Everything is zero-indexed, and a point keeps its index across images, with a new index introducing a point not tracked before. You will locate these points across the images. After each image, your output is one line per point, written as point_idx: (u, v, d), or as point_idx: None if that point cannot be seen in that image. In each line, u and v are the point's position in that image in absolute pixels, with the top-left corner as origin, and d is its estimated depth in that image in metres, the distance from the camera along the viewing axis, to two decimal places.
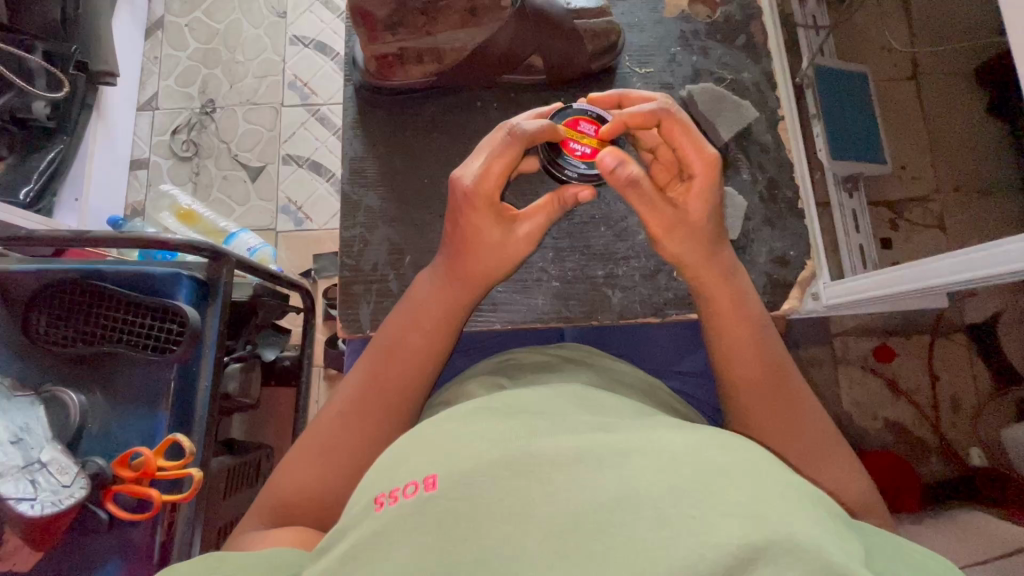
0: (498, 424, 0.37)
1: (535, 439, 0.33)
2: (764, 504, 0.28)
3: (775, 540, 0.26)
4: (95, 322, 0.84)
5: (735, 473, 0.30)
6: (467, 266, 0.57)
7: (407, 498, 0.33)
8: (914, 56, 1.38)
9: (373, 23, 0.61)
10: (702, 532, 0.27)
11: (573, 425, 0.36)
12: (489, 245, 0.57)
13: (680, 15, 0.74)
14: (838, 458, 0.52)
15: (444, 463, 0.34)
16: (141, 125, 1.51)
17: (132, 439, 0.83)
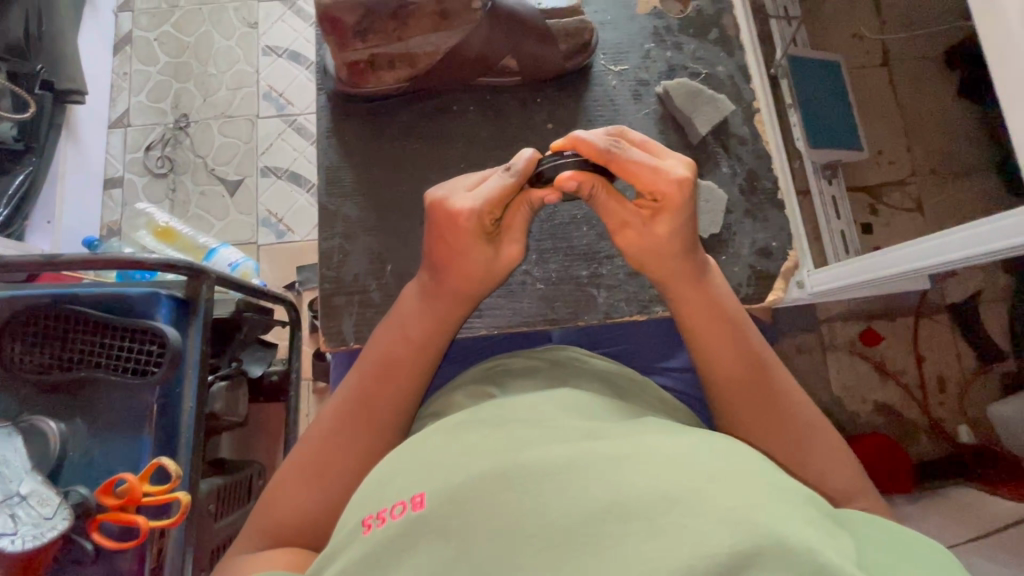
0: (486, 437, 0.36)
1: (524, 450, 0.33)
2: (756, 509, 0.27)
3: (766, 545, 0.26)
4: (72, 347, 0.81)
5: (726, 476, 0.29)
6: (459, 279, 0.56)
7: (395, 519, 0.32)
8: (885, 43, 1.40)
9: (342, 30, 0.61)
10: (695, 540, 0.27)
11: (562, 434, 0.35)
12: (471, 266, 0.55)
13: (652, 11, 0.74)
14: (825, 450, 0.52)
15: (431, 480, 0.33)
16: (113, 142, 1.47)
17: (116, 465, 0.81)
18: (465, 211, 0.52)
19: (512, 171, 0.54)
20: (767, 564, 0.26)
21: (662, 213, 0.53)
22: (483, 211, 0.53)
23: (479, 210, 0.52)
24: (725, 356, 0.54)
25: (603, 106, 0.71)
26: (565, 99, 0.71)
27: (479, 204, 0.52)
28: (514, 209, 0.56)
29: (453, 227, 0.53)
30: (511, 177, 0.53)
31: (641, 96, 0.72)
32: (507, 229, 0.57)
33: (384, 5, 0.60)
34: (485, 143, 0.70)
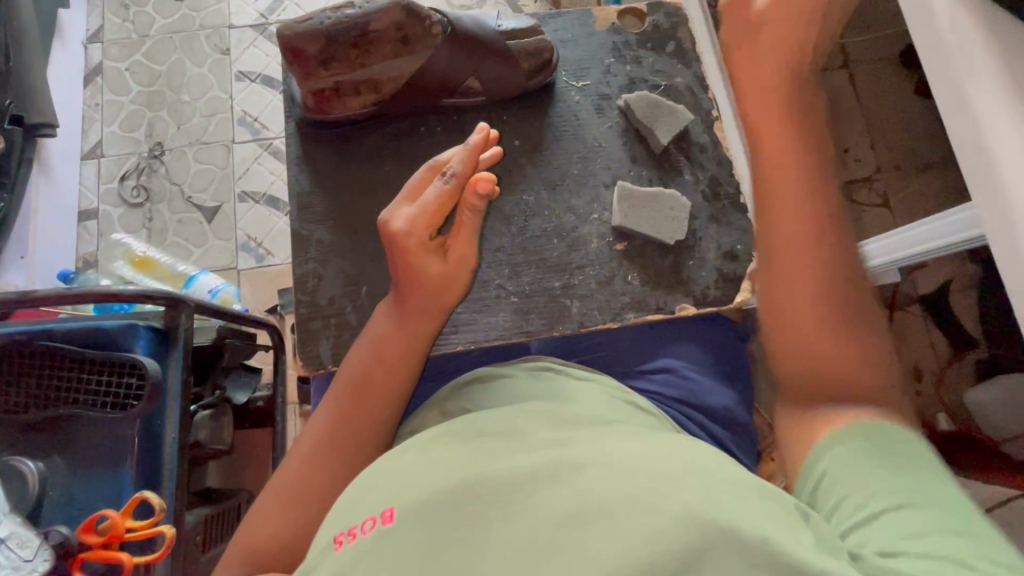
0: (455, 451, 0.38)
1: (489, 463, 0.35)
2: (708, 502, 0.30)
3: (714, 537, 0.28)
4: (47, 383, 0.80)
5: (682, 475, 0.31)
6: (425, 297, 0.56)
7: (365, 534, 0.32)
8: (844, 46, 1.45)
9: (305, 60, 0.62)
10: (653, 539, 0.28)
11: (530, 449, 0.37)
12: (430, 280, 0.55)
13: (610, 27, 0.77)
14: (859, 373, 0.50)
15: (401, 495, 0.34)
16: (86, 174, 1.46)
17: (97, 502, 0.80)
18: (401, 231, 0.55)
19: (448, 176, 0.55)
20: (716, 555, 0.28)
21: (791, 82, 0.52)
22: (415, 228, 0.55)
23: (411, 225, 0.55)
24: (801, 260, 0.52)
25: (567, 121, 0.73)
26: (530, 116, 0.73)
27: (413, 218, 0.55)
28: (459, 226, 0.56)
29: (399, 246, 0.55)
30: (441, 187, 0.55)
31: (604, 110, 0.74)
32: (453, 244, 0.56)
33: (346, 32, 0.61)
34: None
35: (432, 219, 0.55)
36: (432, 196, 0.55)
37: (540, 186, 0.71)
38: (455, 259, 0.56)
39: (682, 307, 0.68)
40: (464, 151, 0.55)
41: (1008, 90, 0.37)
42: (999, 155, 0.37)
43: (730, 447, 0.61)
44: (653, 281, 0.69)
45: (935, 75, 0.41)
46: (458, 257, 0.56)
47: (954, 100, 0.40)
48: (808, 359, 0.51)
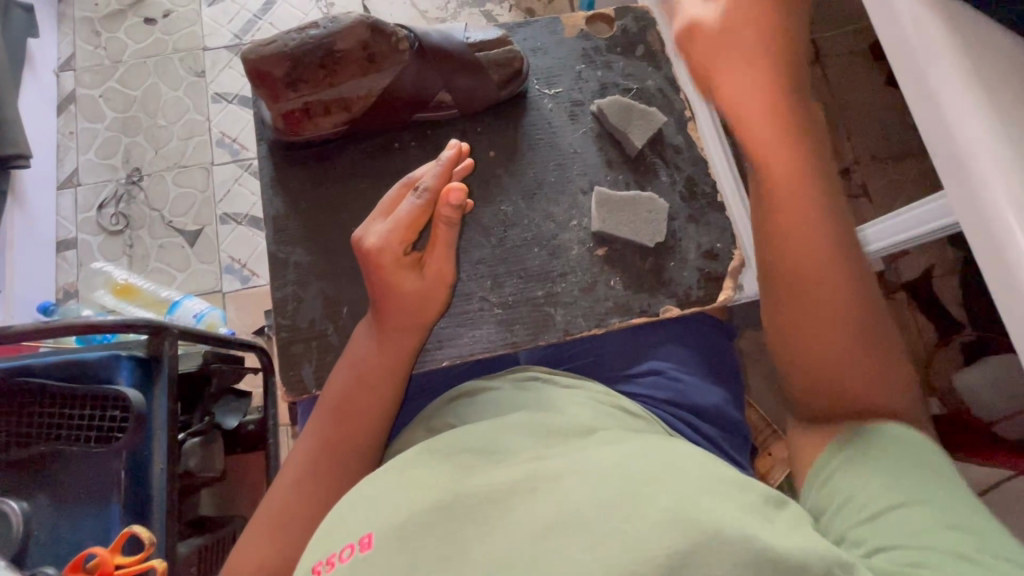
0: (435, 471, 0.39)
1: (466, 481, 0.37)
2: (692, 508, 0.32)
3: (701, 540, 0.30)
4: (28, 422, 0.78)
5: (664, 483, 0.34)
6: (403, 315, 0.56)
7: (344, 562, 0.34)
8: (816, 41, 1.47)
9: (272, 82, 0.61)
10: (635, 547, 0.30)
11: (513, 467, 0.38)
12: (408, 298, 0.55)
13: (579, 34, 0.77)
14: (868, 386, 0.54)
15: (377, 520, 0.35)
16: (63, 204, 1.44)
17: (85, 539, 0.78)
18: (375, 248, 0.54)
19: (420, 191, 0.54)
20: (705, 558, 0.30)
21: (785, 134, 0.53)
22: (388, 244, 0.54)
23: (385, 241, 0.54)
24: (812, 282, 0.55)
25: (542, 129, 0.73)
26: (504, 126, 0.73)
27: (387, 234, 0.54)
28: (433, 242, 0.55)
29: (375, 264, 0.55)
30: (416, 202, 0.54)
31: (578, 116, 0.74)
32: (429, 259, 0.56)
33: (311, 53, 0.61)
34: None
35: (406, 234, 0.55)
36: (405, 210, 0.54)
37: (517, 196, 0.71)
38: (432, 275, 0.56)
39: (667, 308, 0.68)
40: (435, 167, 0.55)
41: (962, 63, 0.41)
42: (962, 128, 0.41)
43: (722, 445, 0.61)
44: (635, 284, 0.69)
45: (902, 70, 0.45)
46: (436, 273, 0.56)
47: (923, 90, 0.43)
48: (827, 392, 0.55)
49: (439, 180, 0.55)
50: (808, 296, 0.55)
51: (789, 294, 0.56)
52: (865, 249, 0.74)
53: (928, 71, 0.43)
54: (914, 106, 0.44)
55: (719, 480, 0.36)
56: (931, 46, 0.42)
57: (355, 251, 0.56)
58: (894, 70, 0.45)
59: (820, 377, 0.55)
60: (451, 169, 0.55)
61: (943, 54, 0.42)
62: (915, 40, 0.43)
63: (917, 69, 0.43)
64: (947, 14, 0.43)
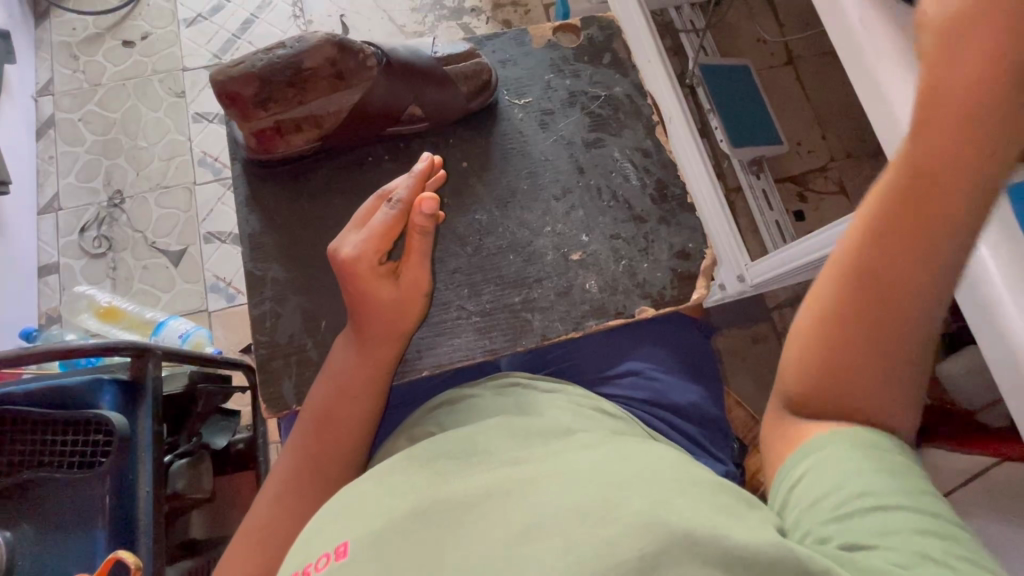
0: (410, 477, 0.39)
1: (440, 488, 0.37)
2: (663, 515, 0.32)
3: (667, 546, 0.30)
4: (10, 449, 0.78)
5: (635, 490, 0.34)
6: (379, 326, 0.56)
7: (318, 571, 0.34)
8: (787, 43, 1.51)
9: (242, 103, 0.62)
10: (603, 554, 0.30)
11: (487, 476, 0.38)
12: (382, 309, 0.55)
13: (547, 45, 0.79)
14: (885, 397, 0.44)
15: (352, 529, 0.36)
16: (45, 229, 1.44)
17: (70, 566, 0.76)
18: (349, 259, 0.54)
19: (394, 202, 0.55)
20: (674, 558, 0.30)
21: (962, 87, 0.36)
22: (362, 254, 0.54)
23: (359, 252, 0.54)
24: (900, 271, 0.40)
25: (513, 138, 0.74)
26: (477, 136, 0.74)
27: (361, 245, 0.55)
28: (409, 251, 0.56)
29: (350, 275, 0.55)
30: (390, 211, 0.55)
31: (549, 125, 0.75)
32: (405, 269, 0.56)
33: (279, 73, 0.61)
34: None
35: (381, 244, 0.55)
36: (379, 220, 0.55)
37: (491, 204, 0.72)
38: (409, 282, 0.56)
39: (642, 309, 0.68)
40: (408, 177, 0.56)
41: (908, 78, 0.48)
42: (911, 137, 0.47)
43: (701, 443, 0.62)
44: (611, 286, 0.69)
45: (864, 93, 0.52)
46: (411, 283, 0.56)
47: (882, 109, 0.50)
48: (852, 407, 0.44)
49: (415, 187, 0.56)
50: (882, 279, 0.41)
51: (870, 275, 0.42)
52: None
53: (886, 94, 0.49)
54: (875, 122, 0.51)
55: (691, 479, 0.36)
56: (883, 67, 0.49)
57: (330, 263, 0.56)
58: (859, 94, 0.52)
59: (829, 394, 0.45)
60: (424, 180, 0.56)
61: (899, 77, 0.48)
62: (875, 66, 0.50)
63: (876, 93, 0.50)
64: (900, 35, 0.49)
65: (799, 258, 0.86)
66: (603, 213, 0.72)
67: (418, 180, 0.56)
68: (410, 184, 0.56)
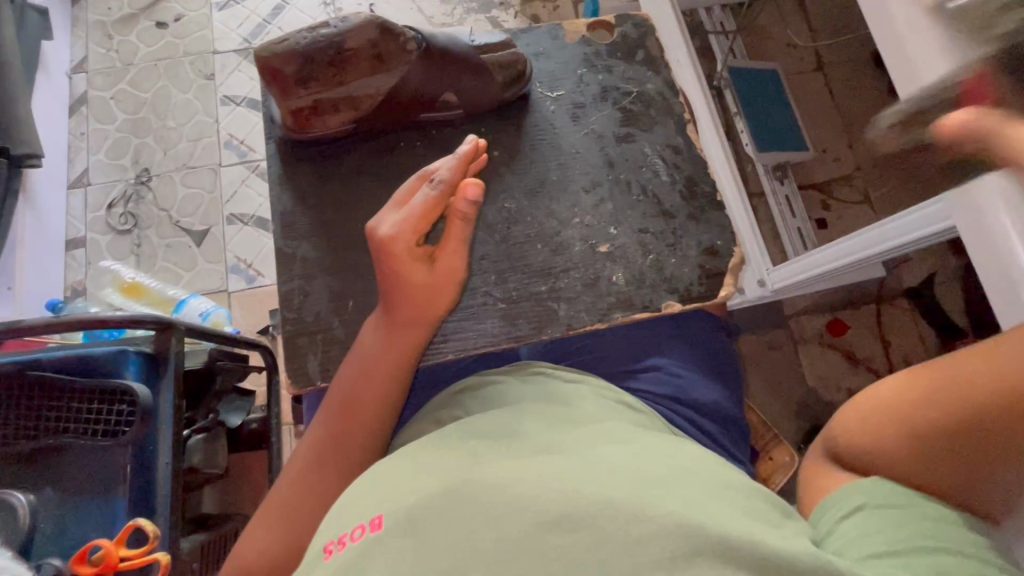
0: (444, 456, 0.40)
1: (473, 468, 0.38)
2: (696, 512, 0.33)
3: (701, 542, 0.31)
4: (37, 414, 0.80)
5: (668, 485, 0.35)
6: (411, 308, 0.56)
7: (355, 541, 0.35)
8: (817, 48, 1.49)
9: (283, 79, 0.62)
10: (639, 547, 0.31)
11: (519, 458, 0.39)
12: (416, 291, 0.56)
13: (581, 40, 0.79)
14: (982, 483, 0.44)
15: (387, 503, 0.36)
16: (73, 203, 1.46)
17: (90, 532, 0.79)
18: (388, 239, 0.55)
19: (436, 183, 0.56)
20: (707, 561, 0.31)
21: None
22: (399, 236, 0.55)
23: (398, 232, 0.55)
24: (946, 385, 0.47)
25: (544, 130, 0.75)
26: (508, 127, 0.74)
27: (399, 226, 0.55)
28: (447, 237, 0.56)
29: (388, 255, 0.55)
30: (431, 192, 0.55)
31: (580, 118, 0.75)
32: (441, 254, 0.56)
33: (323, 51, 0.61)
34: None
35: (419, 227, 0.56)
36: (421, 202, 0.55)
37: (520, 194, 0.72)
38: (445, 266, 0.56)
39: (669, 305, 0.68)
40: (455, 158, 0.56)
41: None
42: None
43: (721, 440, 0.62)
44: (637, 280, 0.69)
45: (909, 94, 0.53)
46: (446, 269, 0.56)
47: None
48: (941, 463, 0.44)
49: (458, 166, 0.56)
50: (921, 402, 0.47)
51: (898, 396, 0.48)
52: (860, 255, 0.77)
53: None
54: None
55: (721, 484, 0.37)
56: None
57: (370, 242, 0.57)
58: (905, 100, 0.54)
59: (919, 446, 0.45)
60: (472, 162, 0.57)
61: None
62: (923, 73, 0.52)
63: None
64: None
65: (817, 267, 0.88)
66: (632, 208, 0.72)
67: (465, 161, 0.56)
68: (457, 164, 0.56)
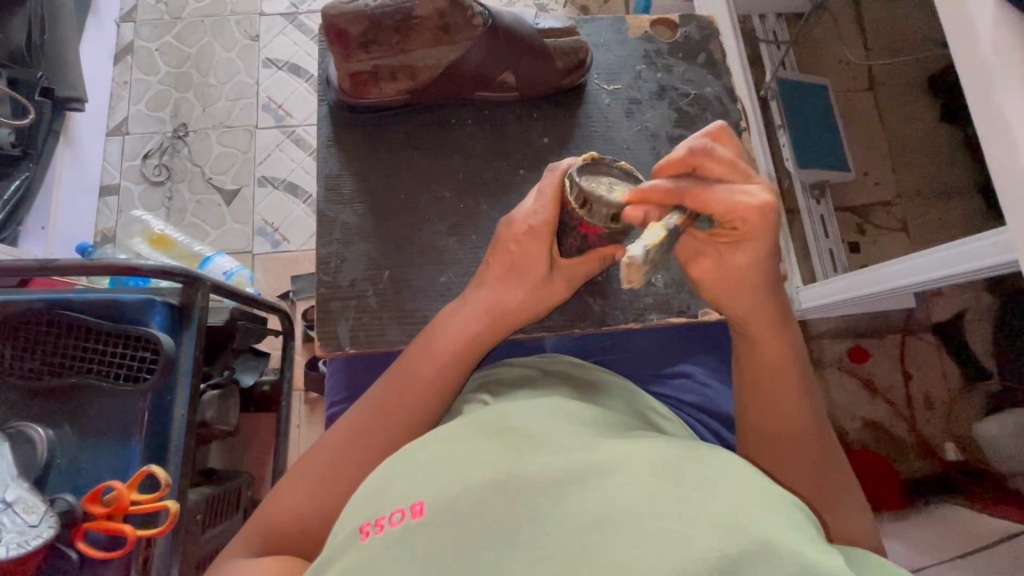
0: (485, 446, 0.43)
1: (520, 464, 0.39)
2: (743, 516, 0.33)
3: (749, 548, 0.31)
4: (64, 354, 0.81)
5: (714, 488, 0.35)
6: (501, 302, 0.60)
7: (394, 525, 0.37)
8: (871, 67, 1.45)
9: (346, 41, 0.63)
10: (687, 547, 0.32)
11: (560, 455, 0.40)
12: (519, 290, 0.60)
13: (643, 35, 0.77)
14: (802, 467, 0.55)
15: (428, 490, 0.39)
16: (110, 150, 1.48)
17: (105, 474, 0.80)
18: (523, 229, 0.59)
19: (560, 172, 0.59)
20: (755, 568, 0.31)
21: (742, 243, 0.48)
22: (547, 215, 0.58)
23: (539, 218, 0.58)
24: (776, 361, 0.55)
25: (596, 122, 0.73)
26: (560, 114, 0.73)
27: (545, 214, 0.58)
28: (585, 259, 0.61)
29: (514, 244, 0.60)
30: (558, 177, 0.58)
31: (634, 114, 0.74)
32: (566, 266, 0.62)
33: (389, 17, 0.62)
34: (482, 155, 0.71)
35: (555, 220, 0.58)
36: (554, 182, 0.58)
37: None
38: (560, 275, 0.61)
39: (707, 313, 0.68)
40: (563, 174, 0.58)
41: None
42: None
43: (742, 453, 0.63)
44: (676, 284, 0.70)
45: (983, 122, 0.51)
46: (563, 279, 0.62)
47: (1002, 142, 0.49)
48: (784, 453, 0.55)
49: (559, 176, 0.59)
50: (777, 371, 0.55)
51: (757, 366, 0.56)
52: (887, 285, 0.79)
53: (1011, 127, 0.48)
54: (991, 159, 0.51)
55: (766, 487, 0.36)
56: (1014, 99, 0.48)
57: (504, 226, 0.61)
58: (976, 121, 0.52)
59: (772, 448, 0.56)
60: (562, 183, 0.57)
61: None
62: (1000, 96, 0.49)
63: (998, 127, 0.49)
64: None
65: (865, 287, 0.85)
66: None
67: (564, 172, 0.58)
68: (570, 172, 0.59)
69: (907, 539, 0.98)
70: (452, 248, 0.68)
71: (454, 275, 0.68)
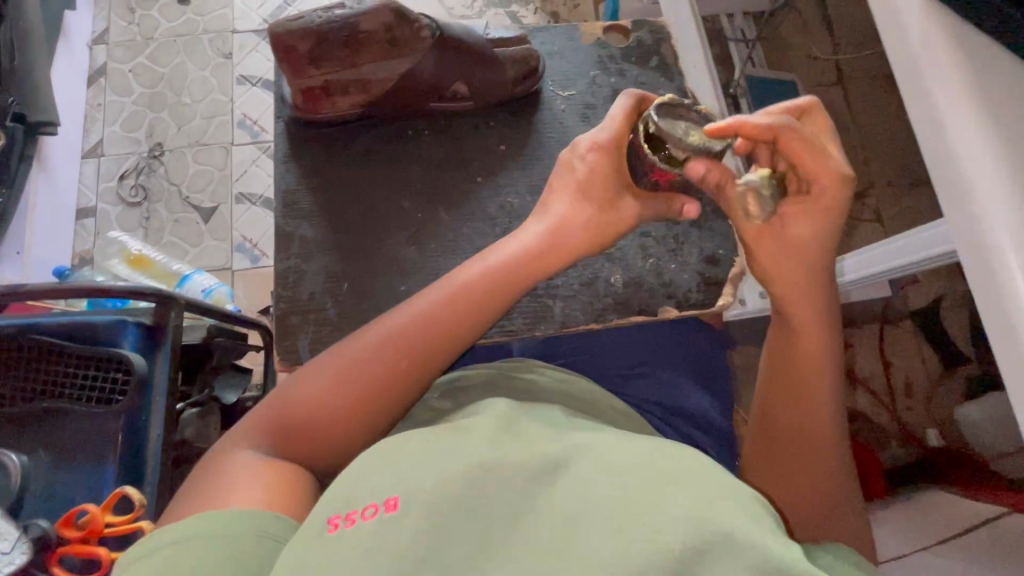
0: (468, 440, 0.43)
1: (496, 462, 0.40)
2: (704, 509, 0.33)
3: (712, 539, 0.31)
4: (36, 377, 0.81)
5: (678, 481, 0.35)
6: (552, 239, 0.61)
7: (367, 519, 0.38)
8: (838, 63, 1.47)
9: (296, 57, 0.64)
10: (647, 540, 0.32)
11: (530, 450, 0.41)
12: (570, 222, 0.62)
13: (596, 41, 0.78)
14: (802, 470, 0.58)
15: (404, 485, 0.39)
16: (86, 173, 1.48)
17: (80, 497, 0.80)
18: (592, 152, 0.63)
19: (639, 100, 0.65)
20: (714, 559, 0.31)
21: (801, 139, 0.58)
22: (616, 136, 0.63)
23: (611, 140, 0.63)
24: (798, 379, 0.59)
25: (553, 127, 0.74)
26: (518, 121, 0.74)
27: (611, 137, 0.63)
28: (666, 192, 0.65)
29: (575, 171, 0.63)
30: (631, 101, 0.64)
31: (590, 119, 0.75)
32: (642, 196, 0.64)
33: (336, 32, 0.63)
34: (441, 165, 0.72)
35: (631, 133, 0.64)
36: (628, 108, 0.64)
37: (524, 188, 0.72)
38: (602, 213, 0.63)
39: (666, 309, 0.70)
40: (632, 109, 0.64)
41: (966, 103, 0.47)
42: (964, 164, 0.47)
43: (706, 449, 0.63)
44: (635, 282, 0.71)
45: (916, 113, 0.51)
46: (621, 217, 0.63)
47: (933, 131, 0.49)
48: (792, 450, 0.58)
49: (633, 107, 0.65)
50: (806, 374, 0.58)
51: (780, 361, 0.60)
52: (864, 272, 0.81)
53: (942, 116, 0.49)
54: (926, 149, 0.51)
55: (724, 480, 0.36)
56: (942, 88, 0.49)
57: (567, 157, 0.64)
58: (910, 113, 0.52)
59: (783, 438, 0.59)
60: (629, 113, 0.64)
61: (955, 101, 0.48)
62: (930, 86, 0.50)
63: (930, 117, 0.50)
64: (961, 59, 0.48)
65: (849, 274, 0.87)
66: None
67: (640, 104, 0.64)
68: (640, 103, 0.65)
69: (893, 527, 0.98)
70: (413, 257, 0.69)
71: (414, 284, 0.68)
